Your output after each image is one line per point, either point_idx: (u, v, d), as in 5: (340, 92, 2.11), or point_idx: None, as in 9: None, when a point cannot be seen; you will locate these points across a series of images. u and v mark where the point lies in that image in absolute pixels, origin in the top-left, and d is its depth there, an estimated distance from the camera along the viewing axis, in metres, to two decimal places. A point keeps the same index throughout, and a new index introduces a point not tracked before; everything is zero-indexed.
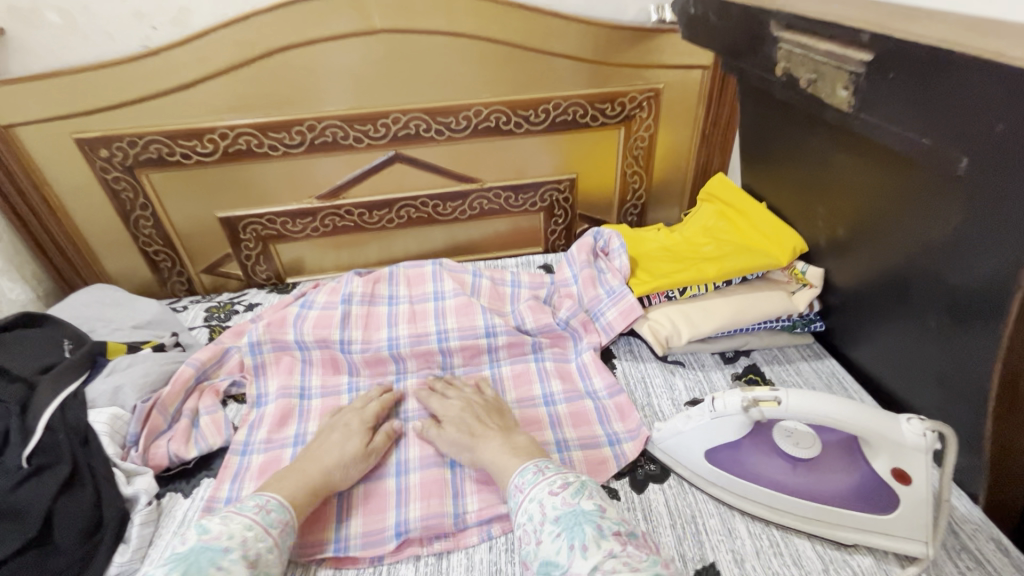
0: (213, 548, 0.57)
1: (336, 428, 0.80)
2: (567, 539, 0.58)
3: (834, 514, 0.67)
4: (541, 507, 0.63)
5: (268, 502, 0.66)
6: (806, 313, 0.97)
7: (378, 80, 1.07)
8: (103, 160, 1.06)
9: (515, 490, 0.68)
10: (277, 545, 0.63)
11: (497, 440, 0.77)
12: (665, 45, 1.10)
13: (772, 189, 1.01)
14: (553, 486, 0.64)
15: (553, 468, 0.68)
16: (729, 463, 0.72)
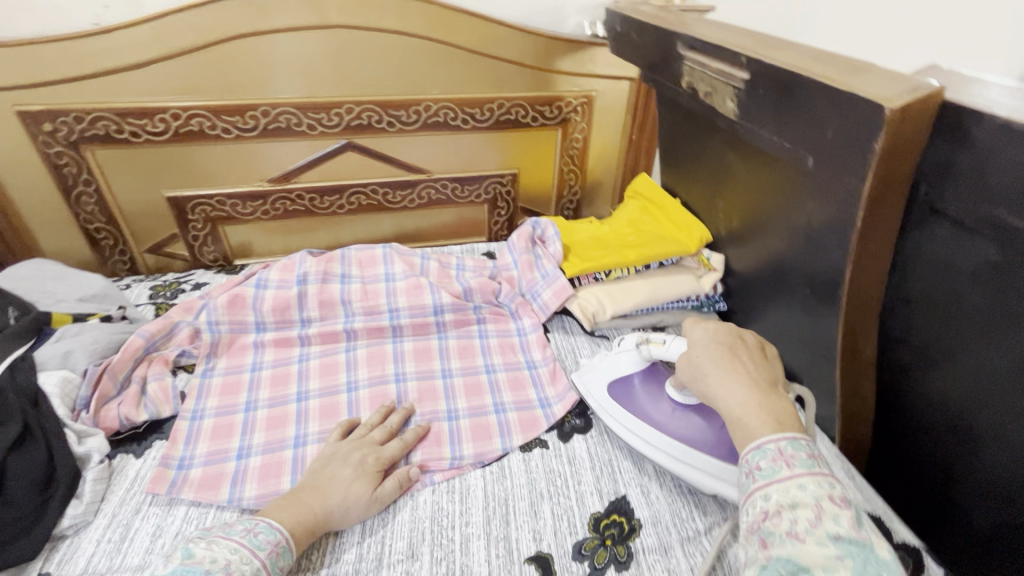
0: (193, 574, 0.56)
1: (350, 458, 0.77)
2: (853, 570, 0.46)
3: (692, 455, 0.76)
4: (819, 508, 0.50)
5: (255, 525, 0.64)
6: (711, 295, 1.12)
7: (332, 72, 1.13)
8: (46, 134, 1.06)
9: (772, 451, 0.55)
10: (265, 567, 0.61)
11: (751, 393, 0.62)
12: (596, 57, 1.24)
13: (685, 188, 1.16)
14: (835, 491, 0.51)
15: (809, 466, 0.53)
16: (621, 397, 0.85)
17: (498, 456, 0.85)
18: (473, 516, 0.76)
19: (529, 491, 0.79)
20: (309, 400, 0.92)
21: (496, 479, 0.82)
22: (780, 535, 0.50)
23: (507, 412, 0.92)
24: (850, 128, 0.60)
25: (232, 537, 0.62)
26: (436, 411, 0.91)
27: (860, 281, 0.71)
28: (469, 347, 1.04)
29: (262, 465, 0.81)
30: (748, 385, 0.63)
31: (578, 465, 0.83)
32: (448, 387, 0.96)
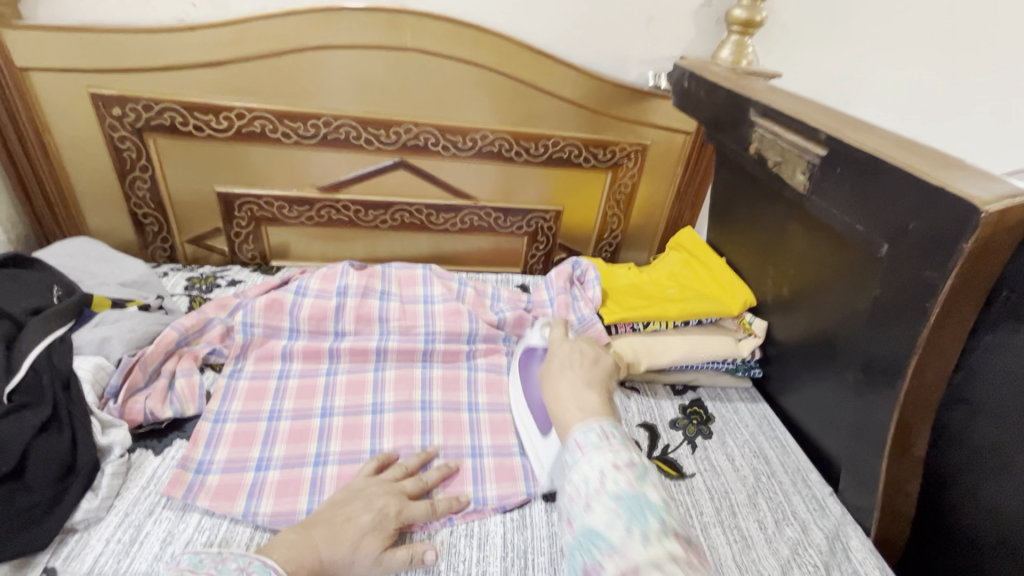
0: None
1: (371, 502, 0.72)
2: (625, 520, 0.54)
3: (528, 424, 0.89)
4: (602, 476, 0.58)
5: (249, 563, 0.58)
6: (747, 359, 1.09)
7: (396, 91, 1.14)
8: (113, 118, 1.08)
9: (592, 434, 0.63)
10: None
11: (582, 412, 0.69)
12: (657, 108, 1.24)
13: (734, 248, 1.15)
14: (620, 461, 0.59)
15: (619, 438, 0.63)
16: (524, 358, 0.98)
17: (521, 501, 0.82)
18: (491, 565, 0.73)
19: (550, 546, 0.76)
20: (332, 417, 0.90)
21: (516, 528, 0.79)
22: (573, 508, 0.58)
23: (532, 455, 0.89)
24: (936, 224, 0.59)
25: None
26: (460, 446, 0.89)
27: (922, 376, 0.68)
28: (497, 382, 1.02)
29: (280, 480, 0.79)
30: (574, 390, 0.73)
31: None
32: (473, 422, 0.94)
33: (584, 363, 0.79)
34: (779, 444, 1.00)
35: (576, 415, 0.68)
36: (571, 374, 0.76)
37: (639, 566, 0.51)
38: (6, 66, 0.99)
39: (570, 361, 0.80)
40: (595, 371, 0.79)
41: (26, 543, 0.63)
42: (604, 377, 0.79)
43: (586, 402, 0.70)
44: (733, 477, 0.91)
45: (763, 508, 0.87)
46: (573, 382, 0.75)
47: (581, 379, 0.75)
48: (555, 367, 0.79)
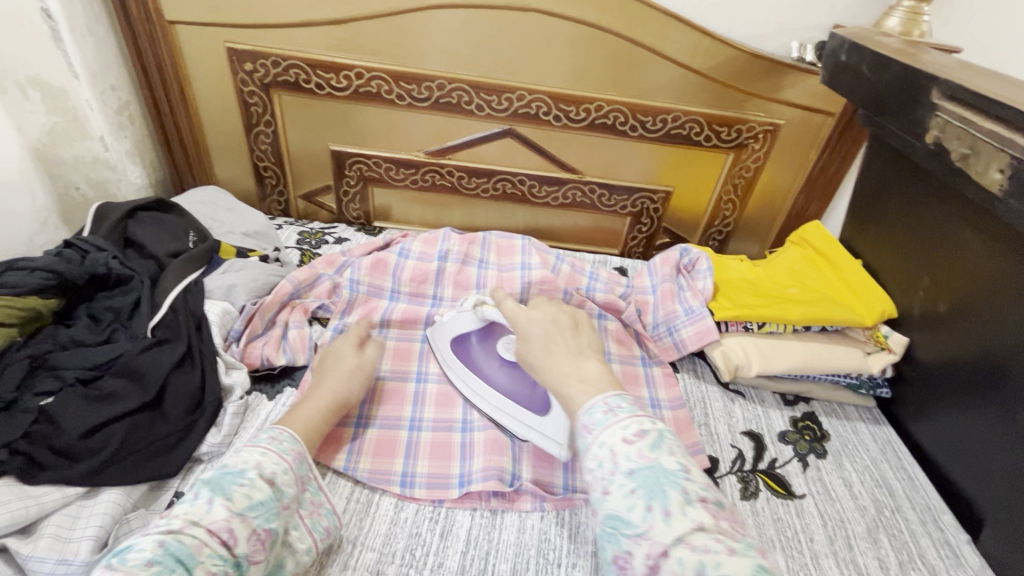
0: (230, 475, 0.58)
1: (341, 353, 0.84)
2: (645, 499, 0.52)
3: (506, 406, 0.81)
4: (614, 454, 0.55)
5: (279, 434, 0.66)
6: (876, 376, 0.97)
7: (513, 55, 1.09)
8: (245, 73, 1.13)
9: (601, 407, 0.60)
10: (292, 469, 0.64)
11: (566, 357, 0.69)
12: (799, 84, 1.10)
13: (876, 252, 1.02)
14: (628, 433, 0.56)
15: (628, 409, 0.59)
16: (460, 352, 0.89)
17: None
18: (581, 558, 0.70)
19: None
20: (427, 383, 0.91)
21: None
22: (598, 497, 0.55)
23: None
24: None
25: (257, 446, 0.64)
26: None
27: None
28: None
29: (378, 439, 0.81)
30: (573, 362, 0.68)
31: None
32: None
33: (565, 333, 0.73)
34: (906, 476, 0.88)
35: (583, 390, 0.63)
36: (561, 345, 0.71)
37: (668, 548, 0.49)
38: (157, 18, 1.06)
39: (551, 337, 0.72)
40: (581, 335, 0.73)
41: (163, 467, 0.68)
42: (591, 336, 0.74)
43: (588, 372, 0.66)
44: (850, 504, 0.82)
45: (886, 545, 0.77)
46: (568, 353, 0.69)
47: (572, 350, 0.70)
48: (537, 344, 0.72)
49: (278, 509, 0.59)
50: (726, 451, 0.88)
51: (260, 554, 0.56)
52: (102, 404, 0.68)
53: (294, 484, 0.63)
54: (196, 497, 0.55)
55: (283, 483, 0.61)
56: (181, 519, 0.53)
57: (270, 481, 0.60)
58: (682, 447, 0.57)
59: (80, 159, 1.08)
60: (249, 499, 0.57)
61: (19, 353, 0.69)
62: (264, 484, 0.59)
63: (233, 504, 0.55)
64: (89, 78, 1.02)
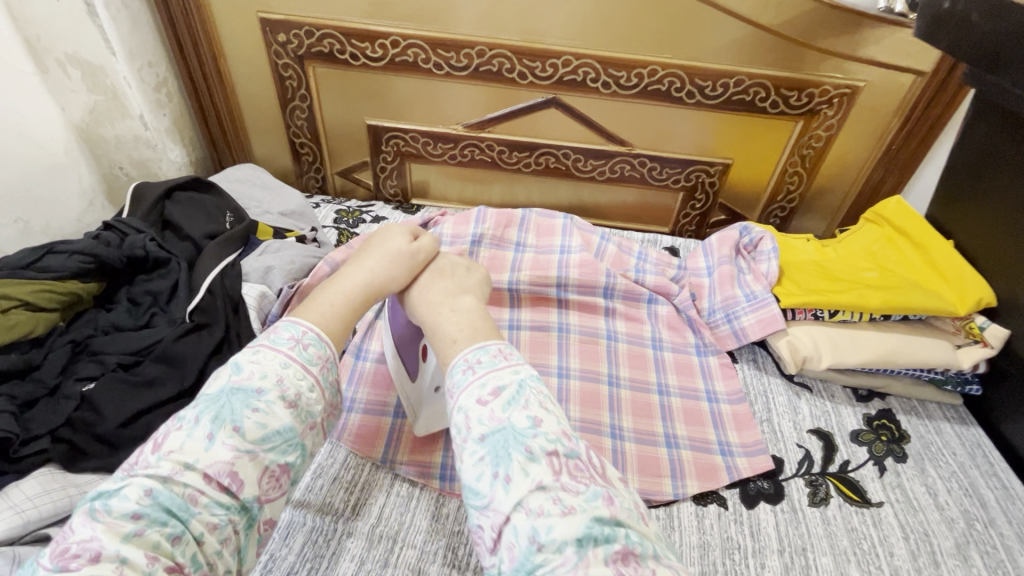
0: (245, 394, 0.50)
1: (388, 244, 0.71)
2: (492, 466, 0.49)
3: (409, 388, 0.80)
4: (467, 418, 0.52)
5: (303, 335, 0.56)
6: (965, 372, 0.87)
7: (558, 14, 1.00)
8: (279, 45, 1.08)
9: (462, 366, 0.56)
10: (318, 382, 0.55)
11: (447, 296, 0.67)
12: (885, 40, 0.97)
13: (971, 230, 0.90)
14: (483, 394, 0.53)
15: (488, 364, 0.55)
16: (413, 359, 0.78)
17: (667, 499, 0.73)
18: None
19: (701, 557, 0.67)
20: None
21: (662, 528, 0.70)
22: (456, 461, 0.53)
23: (680, 449, 0.79)
24: None
25: (279, 348, 0.55)
26: (599, 423, 0.81)
27: None
28: (642, 357, 0.92)
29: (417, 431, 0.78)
30: (450, 296, 0.67)
31: (764, 542, 0.69)
32: (614, 399, 0.85)
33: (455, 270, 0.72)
34: (1000, 485, 0.79)
35: (455, 318, 0.63)
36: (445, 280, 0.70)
37: (508, 515, 0.46)
38: None
39: (440, 271, 0.71)
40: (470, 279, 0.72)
41: None
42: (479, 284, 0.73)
43: (462, 305, 0.65)
44: (935, 516, 0.74)
45: (978, 563, 0.69)
46: (448, 285, 0.69)
47: (456, 285, 0.69)
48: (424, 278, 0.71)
49: (299, 437, 0.52)
50: (792, 452, 0.80)
51: (275, 492, 0.50)
52: (142, 390, 0.66)
53: (322, 400, 0.55)
54: (196, 424, 0.48)
55: (308, 403, 0.53)
56: (172, 461, 0.46)
57: (292, 403, 0.51)
58: (545, 397, 0.54)
59: (122, 138, 1.08)
60: (262, 428, 0.49)
61: (62, 337, 0.69)
62: (282, 410, 0.50)
63: (240, 441, 0.48)
64: (126, 56, 1.00)
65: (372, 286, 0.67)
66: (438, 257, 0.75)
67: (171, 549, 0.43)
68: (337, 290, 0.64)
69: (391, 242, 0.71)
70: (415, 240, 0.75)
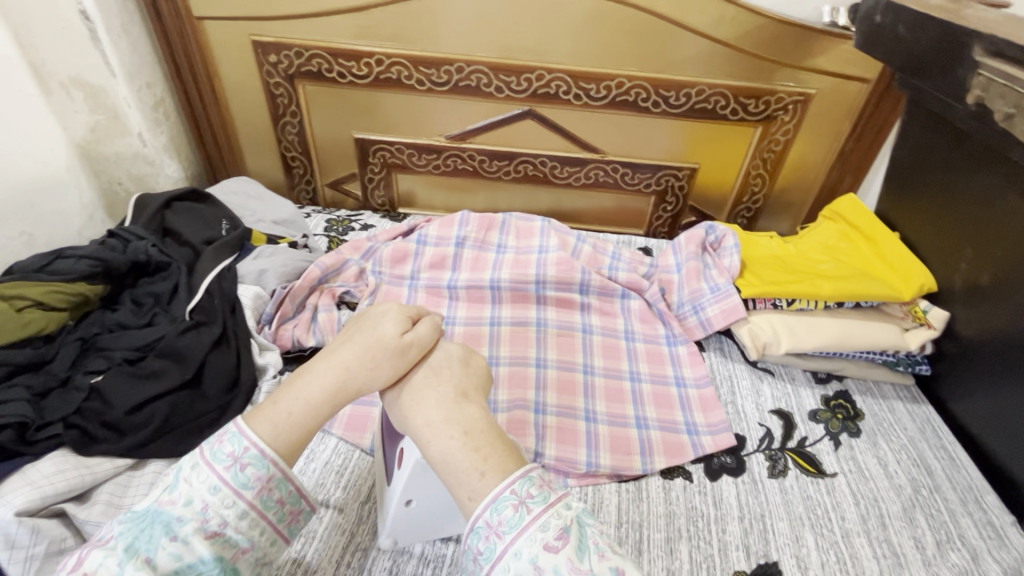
0: (164, 522, 0.51)
1: (376, 335, 0.64)
2: None
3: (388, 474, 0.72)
4: (538, 569, 0.49)
5: (245, 452, 0.54)
6: (914, 353, 0.94)
7: (530, 32, 1.08)
8: (270, 65, 1.15)
9: (511, 501, 0.53)
10: (252, 508, 0.54)
11: (442, 407, 0.61)
12: (831, 50, 1.05)
13: (915, 222, 0.97)
14: (549, 537, 0.51)
15: (541, 500, 0.53)
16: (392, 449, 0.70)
17: (637, 474, 0.78)
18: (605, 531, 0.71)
19: (667, 526, 0.72)
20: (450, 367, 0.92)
21: (632, 500, 0.75)
22: None
23: (649, 429, 0.85)
24: None
25: (216, 467, 0.54)
26: (574, 408, 0.87)
27: None
28: (615, 348, 0.98)
29: None
30: (449, 407, 0.61)
31: (725, 511, 0.74)
32: (589, 386, 0.91)
33: (453, 366, 0.66)
34: (946, 455, 0.85)
35: (464, 444, 0.57)
36: (438, 385, 0.63)
37: None
38: (185, 15, 1.09)
39: (435, 369, 0.65)
40: (466, 377, 0.66)
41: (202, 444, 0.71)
42: (476, 382, 0.66)
43: (469, 420, 0.60)
44: (884, 484, 0.80)
45: (922, 525, 0.75)
46: (440, 393, 0.62)
47: (453, 388, 0.64)
48: (415, 381, 0.64)
49: (220, 567, 0.52)
50: (754, 430, 0.86)
51: None
52: (146, 382, 0.72)
53: (256, 524, 0.55)
54: (114, 545, 0.49)
55: (235, 531, 0.53)
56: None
57: (213, 532, 0.52)
58: (603, 534, 0.53)
59: (122, 155, 1.14)
60: (178, 559, 0.50)
61: (70, 335, 0.74)
62: (200, 543, 0.51)
63: (150, 572, 0.49)
64: (125, 77, 1.06)
65: (346, 388, 0.62)
66: (433, 349, 0.68)
67: None
68: (304, 391, 0.60)
69: (376, 331, 0.65)
70: (411, 327, 0.68)
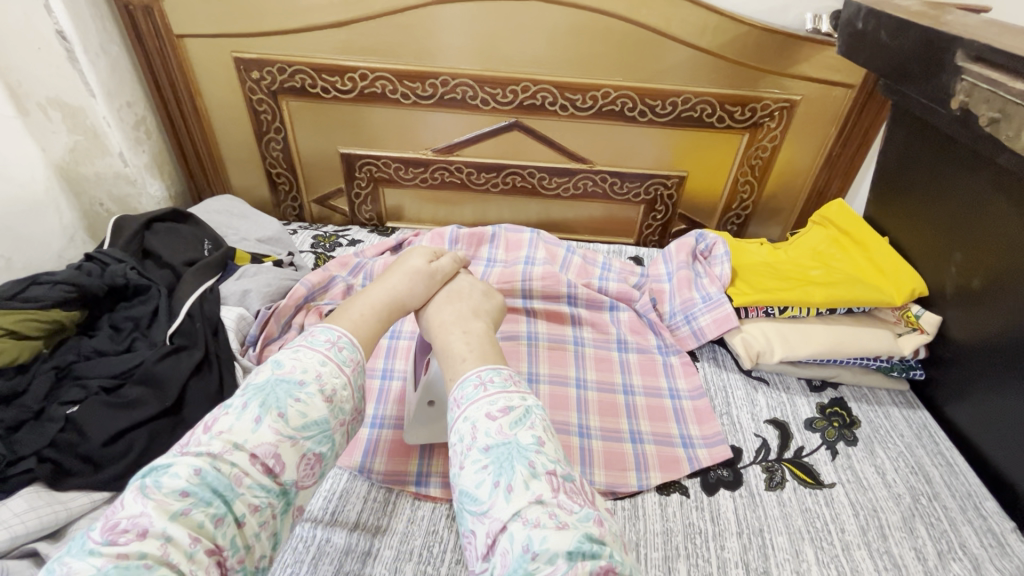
0: (288, 385, 0.56)
1: (408, 266, 0.80)
2: (494, 475, 0.52)
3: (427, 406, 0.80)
4: (475, 429, 0.56)
5: (338, 339, 0.64)
6: (909, 359, 0.93)
7: (515, 45, 1.08)
8: (252, 81, 1.14)
9: (474, 381, 0.61)
10: (351, 382, 0.61)
11: (459, 317, 0.75)
12: (815, 57, 1.05)
13: (904, 226, 0.97)
14: (493, 408, 0.57)
15: (499, 384, 0.61)
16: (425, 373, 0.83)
17: (632, 491, 0.77)
18: None
19: (665, 543, 0.71)
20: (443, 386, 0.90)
21: (629, 517, 0.74)
22: (453, 471, 0.56)
23: (644, 443, 0.83)
24: None
25: (317, 349, 0.61)
26: (568, 423, 0.85)
27: None
28: (607, 360, 0.97)
29: (393, 439, 0.81)
30: (460, 317, 0.74)
31: (723, 526, 0.73)
32: (582, 401, 0.89)
33: (468, 294, 0.80)
34: (944, 462, 0.84)
35: (464, 338, 0.70)
36: (455, 303, 0.78)
37: (505, 523, 0.49)
38: (165, 33, 1.08)
39: (456, 293, 0.80)
40: (482, 301, 0.80)
41: None
42: (489, 305, 0.81)
43: (471, 327, 0.72)
44: (883, 493, 0.79)
45: (923, 535, 0.74)
46: (461, 308, 0.76)
47: (468, 308, 0.77)
48: (441, 298, 0.79)
49: (333, 429, 0.57)
50: (749, 441, 0.85)
51: (308, 477, 0.56)
52: (124, 411, 0.69)
53: (354, 398, 0.61)
54: (246, 411, 0.54)
55: (342, 398, 0.59)
56: (223, 442, 0.52)
57: (330, 398, 0.58)
58: (547, 423, 0.59)
59: (102, 175, 1.12)
60: (303, 417, 0.55)
61: (45, 364, 0.72)
62: (321, 403, 0.57)
63: (283, 426, 0.54)
64: (105, 97, 1.05)
65: (397, 301, 0.75)
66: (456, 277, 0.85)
67: (213, 530, 0.48)
68: (367, 303, 0.72)
69: (411, 263, 0.81)
70: (435, 262, 0.84)
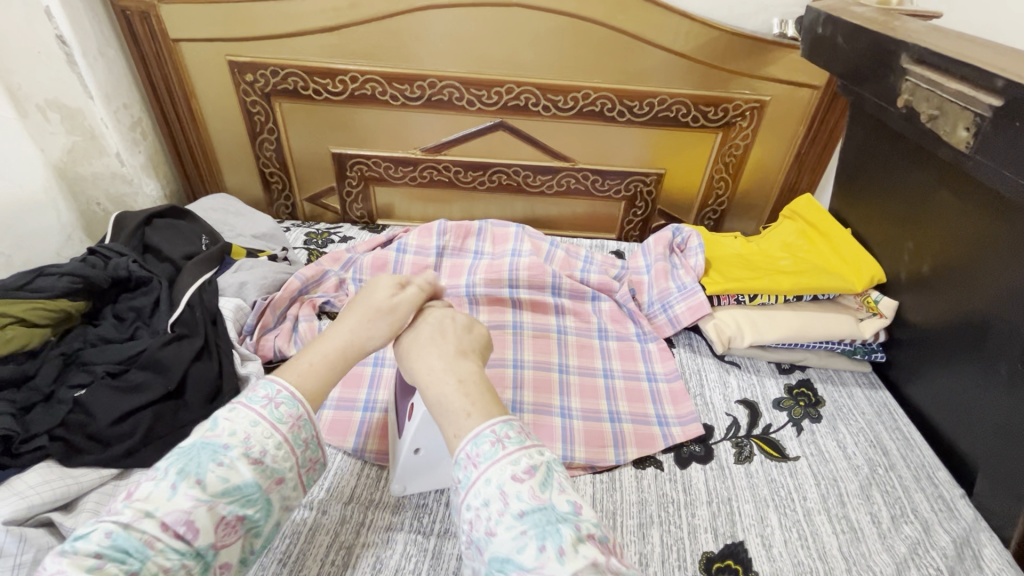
0: (211, 450, 0.57)
1: (371, 302, 0.76)
2: (536, 539, 0.54)
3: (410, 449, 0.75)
4: (504, 494, 0.57)
5: (278, 394, 0.64)
6: (869, 342, 0.99)
7: (498, 49, 1.13)
8: (246, 84, 1.19)
9: (489, 437, 0.61)
10: (287, 441, 0.62)
11: (442, 359, 0.70)
12: (782, 59, 1.12)
13: (864, 218, 1.03)
14: (518, 470, 0.58)
15: (516, 441, 0.61)
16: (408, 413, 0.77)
17: (610, 466, 0.82)
18: None
19: (640, 512, 0.76)
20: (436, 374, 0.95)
21: (607, 489, 0.79)
22: (482, 537, 0.56)
23: (622, 422, 0.89)
24: None
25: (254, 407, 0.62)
26: (550, 406, 0.90)
27: None
28: (589, 347, 1.02)
29: (384, 422, 0.86)
30: (449, 360, 0.70)
31: (694, 496, 0.78)
32: (564, 384, 0.94)
33: (456, 330, 0.76)
34: (901, 436, 0.90)
35: (459, 387, 0.66)
36: (439, 343, 0.72)
37: None
38: (161, 37, 1.12)
39: (439, 329, 0.75)
40: (467, 338, 0.76)
41: None
42: (476, 344, 0.76)
43: (463, 371, 0.69)
44: (843, 464, 0.85)
45: (878, 501, 0.79)
46: (444, 351, 0.71)
47: (453, 349, 0.73)
48: (423, 337, 0.74)
49: (260, 492, 0.59)
50: (721, 419, 0.90)
51: (230, 538, 0.57)
52: (130, 394, 0.73)
53: (288, 458, 0.62)
54: (163, 475, 0.56)
55: (273, 459, 0.61)
56: (136, 509, 0.53)
57: (256, 459, 0.59)
58: (566, 477, 0.61)
59: (100, 174, 1.15)
60: (224, 481, 0.57)
61: (54, 350, 0.76)
62: (244, 466, 0.58)
63: (201, 491, 0.55)
64: (102, 99, 1.08)
65: (353, 346, 0.72)
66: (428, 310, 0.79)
67: None
68: (321, 350, 0.71)
69: (372, 298, 0.76)
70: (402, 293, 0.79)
